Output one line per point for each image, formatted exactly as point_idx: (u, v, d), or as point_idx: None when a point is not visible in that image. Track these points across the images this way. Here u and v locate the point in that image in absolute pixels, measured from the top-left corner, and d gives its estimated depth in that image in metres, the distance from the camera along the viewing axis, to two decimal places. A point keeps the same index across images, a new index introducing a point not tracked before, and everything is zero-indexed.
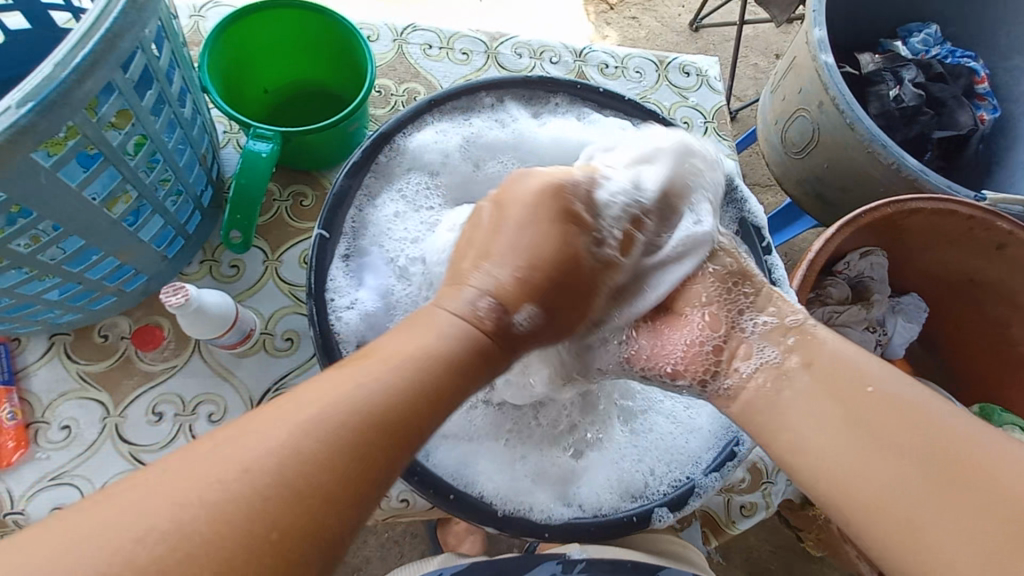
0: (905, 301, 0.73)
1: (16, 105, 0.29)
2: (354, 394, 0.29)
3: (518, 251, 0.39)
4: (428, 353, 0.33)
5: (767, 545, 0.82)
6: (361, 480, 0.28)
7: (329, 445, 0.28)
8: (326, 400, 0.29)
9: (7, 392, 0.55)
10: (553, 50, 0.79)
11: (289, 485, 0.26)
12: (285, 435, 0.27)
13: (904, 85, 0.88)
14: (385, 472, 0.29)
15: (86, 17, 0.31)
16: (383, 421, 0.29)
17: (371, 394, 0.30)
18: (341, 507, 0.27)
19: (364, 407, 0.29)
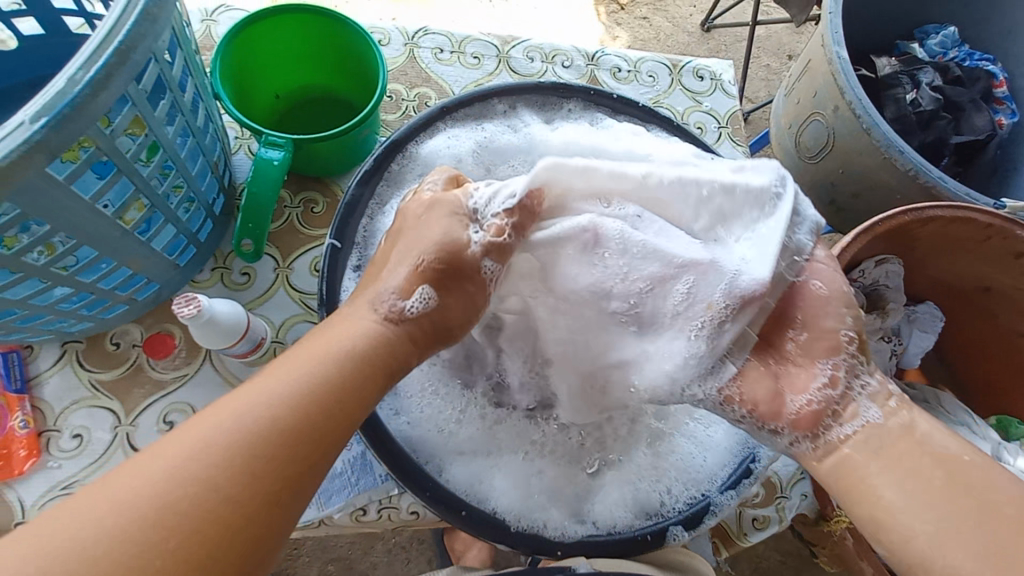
0: (921, 310, 0.72)
1: (30, 120, 0.29)
2: (260, 406, 0.32)
3: (402, 261, 0.41)
4: (336, 356, 0.36)
5: (777, 555, 0.81)
6: (292, 474, 0.32)
7: (256, 450, 0.31)
8: (246, 413, 0.32)
9: (19, 401, 0.55)
10: (565, 54, 0.78)
11: (224, 489, 0.29)
12: (214, 449, 0.30)
13: (921, 89, 0.86)
14: (312, 465, 0.33)
15: (99, 30, 0.31)
16: (294, 426, 0.33)
17: (289, 400, 0.33)
18: (278, 502, 0.31)
19: (282, 413, 0.33)
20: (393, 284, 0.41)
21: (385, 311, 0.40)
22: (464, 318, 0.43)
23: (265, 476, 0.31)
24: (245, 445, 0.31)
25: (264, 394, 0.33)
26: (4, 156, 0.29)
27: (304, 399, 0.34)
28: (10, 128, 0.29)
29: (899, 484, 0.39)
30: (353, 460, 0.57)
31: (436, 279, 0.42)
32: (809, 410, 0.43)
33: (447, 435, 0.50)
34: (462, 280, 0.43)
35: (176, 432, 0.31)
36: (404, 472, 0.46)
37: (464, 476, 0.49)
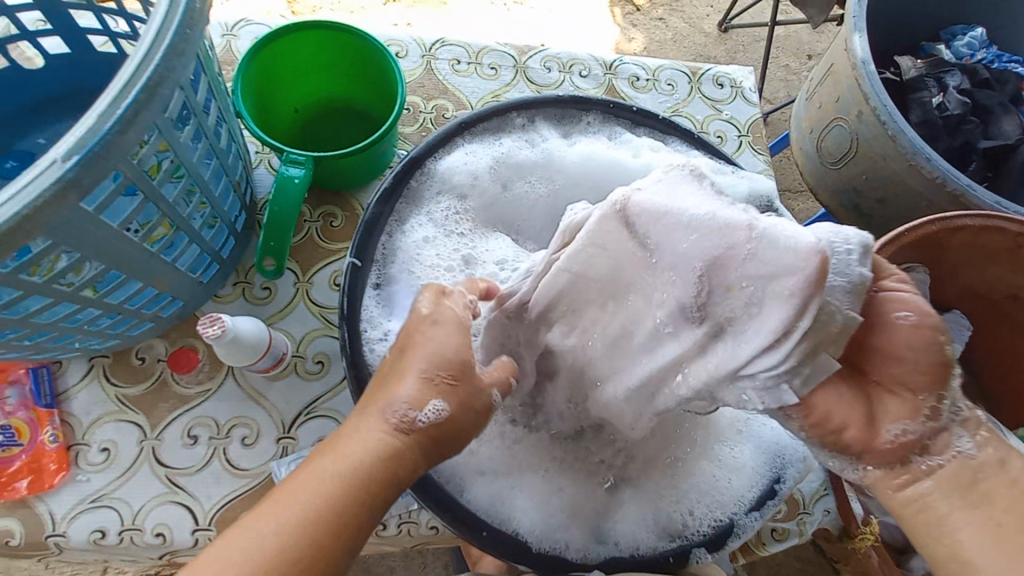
0: (949, 319, 0.69)
1: (63, 158, 0.30)
2: (272, 546, 0.32)
3: (426, 370, 0.39)
4: (353, 476, 0.35)
5: (797, 563, 0.79)
6: None
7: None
8: (265, 540, 0.32)
9: (48, 415, 0.56)
10: (583, 63, 0.78)
11: None
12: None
13: (948, 92, 0.84)
14: None
15: (129, 67, 0.31)
16: (303, 568, 0.32)
17: (305, 526, 0.33)
18: None
19: (297, 542, 0.32)
20: (405, 395, 0.38)
21: (395, 422, 0.38)
22: (475, 423, 0.41)
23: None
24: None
25: (277, 529, 0.33)
26: (38, 194, 0.29)
27: (312, 538, 0.33)
28: (43, 166, 0.30)
29: (950, 519, 0.38)
30: None
31: (447, 391, 0.39)
32: (904, 440, 0.40)
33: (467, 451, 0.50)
34: (475, 395, 0.41)
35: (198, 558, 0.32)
36: (425, 492, 0.46)
37: (485, 494, 0.49)
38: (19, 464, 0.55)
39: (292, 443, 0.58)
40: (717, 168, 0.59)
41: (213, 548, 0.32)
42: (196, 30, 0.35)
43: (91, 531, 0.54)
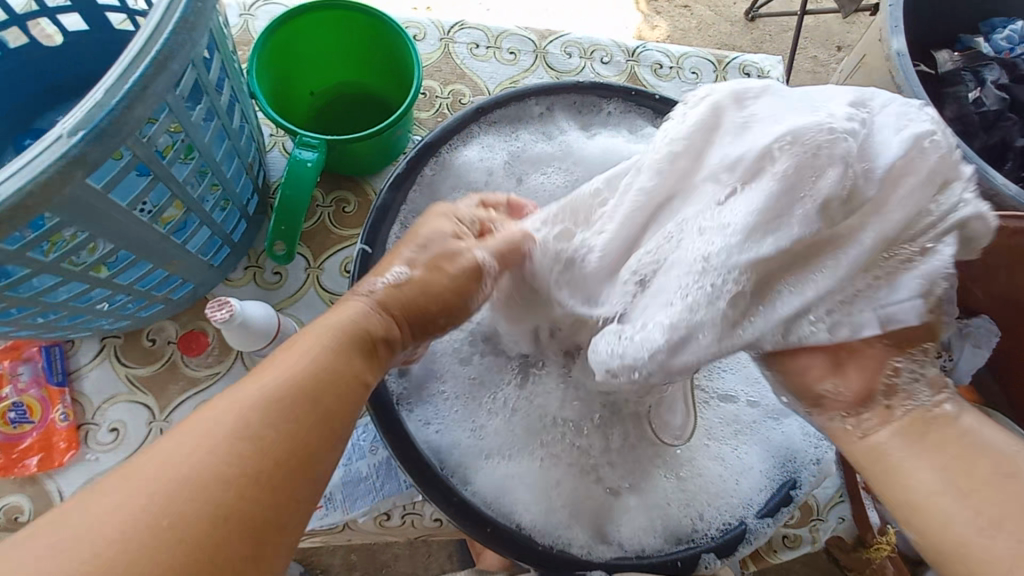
0: (977, 325, 0.66)
1: (67, 134, 0.29)
2: (254, 395, 0.31)
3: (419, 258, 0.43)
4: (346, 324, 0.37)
5: (801, 566, 0.76)
6: (294, 435, 0.31)
7: (259, 425, 0.31)
8: (257, 394, 0.32)
9: (59, 394, 0.57)
10: (605, 49, 0.75)
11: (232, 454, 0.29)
12: (221, 427, 0.30)
13: (986, 87, 0.80)
14: (319, 436, 0.32)
15: (137, 40, 0.30)
16: (289, 416, 0.32)
17: (301, 373, 0.34)
18: (277, 475, 0.30)
19: (289, 389, 0.33)
20: (383, 276, 0.42)
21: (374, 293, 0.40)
22: (453, 293, 0.43)
23: (270, 465, 0.30)
24: (240, 436, 0.30)
25: (257, 385, 0.32)
26: (42, 171, 0.28)
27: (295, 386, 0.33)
28: (51, 139, 0.29)
29: None
30: (378, 466, 0.56)
31: (422, 267, 0.42)
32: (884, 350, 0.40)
33: (475, 439, 0.50)
34: (453, 258, 0.43)
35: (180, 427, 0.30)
36: (427, 484, 0.46)
37: (490, 488, 0.48)
38: (30, 441, 0.55)
39: None
40: None
41: (190, 416, 0.31)
42: (206, 5, 0.34)
43: None
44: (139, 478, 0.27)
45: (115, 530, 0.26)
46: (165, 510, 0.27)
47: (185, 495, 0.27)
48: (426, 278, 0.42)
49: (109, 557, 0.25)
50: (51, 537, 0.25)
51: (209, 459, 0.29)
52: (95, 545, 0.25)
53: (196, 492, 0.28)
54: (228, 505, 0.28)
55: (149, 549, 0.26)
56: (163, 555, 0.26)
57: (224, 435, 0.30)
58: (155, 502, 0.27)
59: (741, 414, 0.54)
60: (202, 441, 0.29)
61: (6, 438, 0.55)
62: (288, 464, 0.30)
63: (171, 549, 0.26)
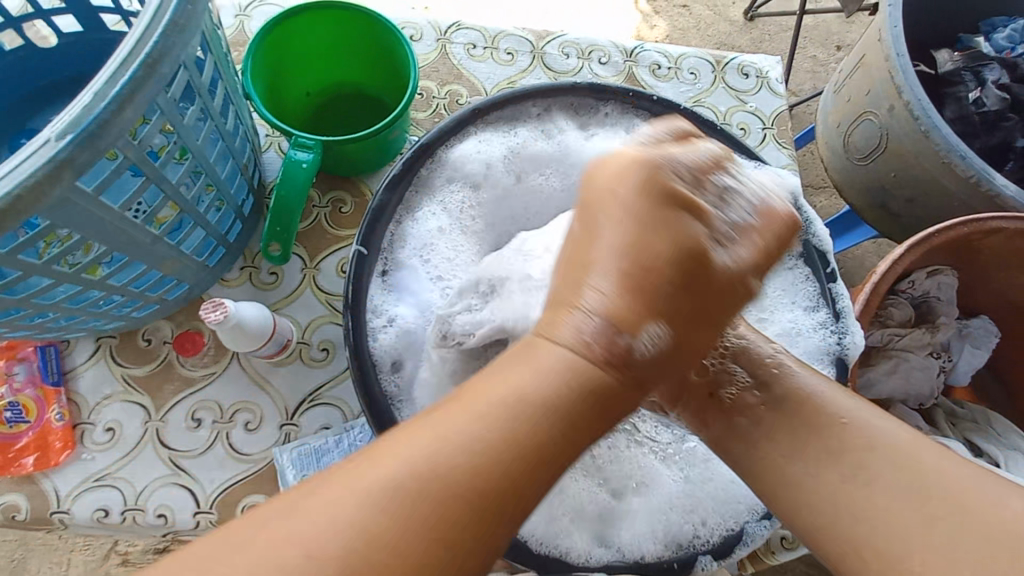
0: (974, 325, 0.65)
1: (56, 137, 0.29)
2: (460, 442, 0.29)
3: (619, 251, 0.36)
4: (595, 356, 0.33)
5: (802, 564, 0.76)
6: (492, 499, 0.29)
7: (469, 483, 0.29)
8: (447, 437, 0.30)
9: (55, 394, 0.57)
10: (602, 49, 0.75)
11: (440, 508, 0.28)
12: (406, 470, 0.28)
13: (986, 87, 0.79)
14: (507, 504, 0.29)
15: (126, 43, 0.30)
16: (511, 463, 0.30)
17: (530, 402, 0.31)
18: (486, 525, 0.28)
19: (503, 436, 0.30)
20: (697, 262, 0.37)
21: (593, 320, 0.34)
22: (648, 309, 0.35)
23: (459, 514, 0.28)
24: (436, 484, 0.28)
25: (463, 432, 0.30)
26: (30, 175, 0.28)
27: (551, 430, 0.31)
28: (38, 143, 0.29)
29: None
30: None
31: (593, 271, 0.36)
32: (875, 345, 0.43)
33: None
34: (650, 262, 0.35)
35: (370, 460, 0.30)
36: None
37: None
38: (26, 441, 0.55)
39: (294, 429, 0.58)
40: (740, 165, 0.57)
41: (402, 435, 0.31)
42: (197, 7, 0.34)
43: (95, 510, 0.54)
44: (334, 515, 0.27)
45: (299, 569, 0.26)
46: (352, 558, 0.26)
47: (375, 538, 0.27)
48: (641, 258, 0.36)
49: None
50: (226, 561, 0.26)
51: (398, 502, 0.28)
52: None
53: (383, 541, 0.27)
54: (415, 552, 0.27)
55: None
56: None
57: (416, 477, 0.28)
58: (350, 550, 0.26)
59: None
60: (411, 483, 0.28)
61: (3, 438, 0.55)
62: (477, 512, 0.28)
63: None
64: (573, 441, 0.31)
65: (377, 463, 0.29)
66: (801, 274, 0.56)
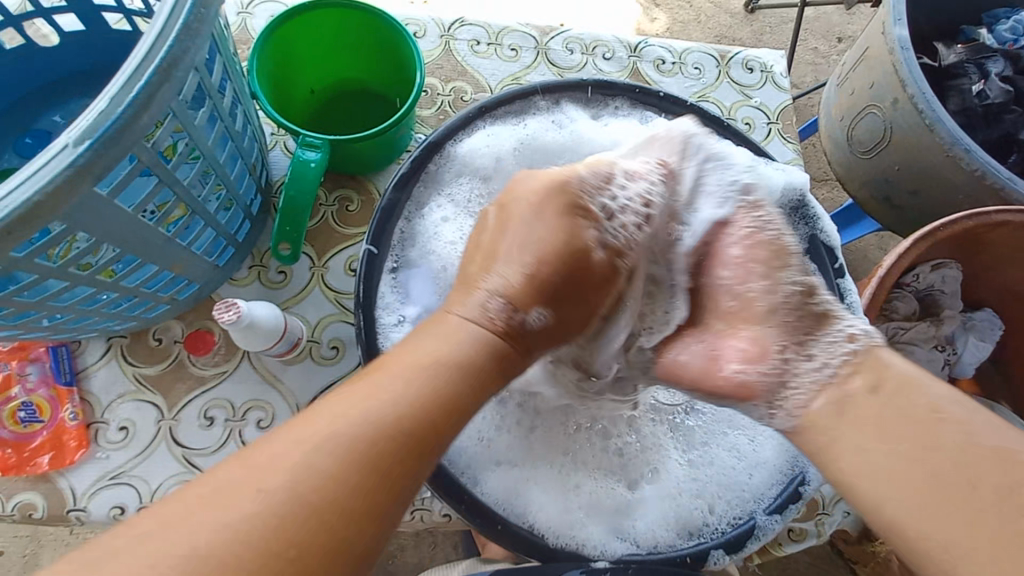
0: (979, 318, 0.66)
1: (74, 143, 0.29)
2: (371, 399, 0.33)
3: (522, 247, 0.44)
4: (452, 353, 0.38)
5: (806, 557, 0.76)
6: (380, 485, 0.31)
7: (347, 464, 0.30)
8: (341, 417, 0.32)
9: (68, 393, 0.57)
10: (606, 45, 0.75)
11: (311, 490, 0.29)
12: (302, 452, 0.30)
13: (990, 80, 0.80)
14: (400, 488, 0.32)
15: (142, 47, 0.30)
16: (428, 411, 0.34)
17: (416, 393, 0.35)
18: (363, 519, 0.30)
19: (383, 418, 0.33)
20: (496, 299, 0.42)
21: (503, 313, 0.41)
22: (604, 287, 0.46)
23: (386, 463, 0.31)
24: (362, 439, 0.31)
25: (394, 405, 0.33)
26: (50, 180, 0.28)
27: (453, 388, 0.36)
28: (56, 150, 0.29)
29: None
30: None
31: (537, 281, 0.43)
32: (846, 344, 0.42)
33: (481, 447, 0.50)
34: (590, 270, 0.44)
35: (271, 439, 0.31)
36: (438, 479, 0.46)
37: (499, 489, 0.48)
38: (41, 439, 0.56)
39: None
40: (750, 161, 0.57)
41: (324, 404, 0.34)
42: (209, 10, 0.34)
43: (111, 508, 0.55)
44: (266, 469, 0.30)
45: (238, 521, 0.28)
46: (286, 507, 0.28)
47: (316, 477, 0.30)
48: (581, 277, 0.44)
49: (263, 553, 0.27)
50: (171, 533, 0.27)
51: (332, 455, 0.30)
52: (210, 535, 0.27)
53: (321, 492, 0.29)
54: (350, 494, 0.30)
55: (284, 544, 0.28)
56: (293, 550, 0.27)
57: (341, 436, 0.31)
58: (284, 496, 0.29)
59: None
60: (330, 438, 0.31)
61: (16, 436, 0.56)
62: (407, 456, 0.32)
63: (299, 530, 0.28)
64: (474, 392, 0.37)
65: (297, 430, 0.32)
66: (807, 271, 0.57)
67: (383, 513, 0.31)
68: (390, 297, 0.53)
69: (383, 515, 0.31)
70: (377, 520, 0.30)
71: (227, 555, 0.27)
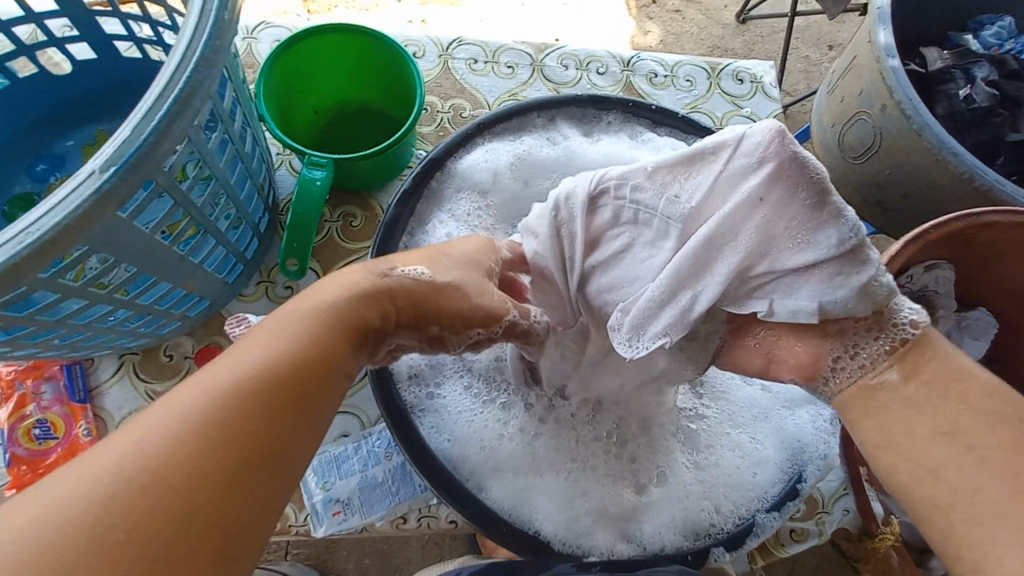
0: (972, 316, 0.67)
1: (100, 170, 0.31)
2: (222, 377, 0.31)
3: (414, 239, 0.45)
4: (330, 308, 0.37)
5: (812, 561, 0.74)
6: (241, 456, 0.29)
7: (198, 441, 0.28)
8: (196, 395, 0.29)
9: (82, 410, 0.59)
10: (600, 60, 0.77)
11: (156, 470, 0.26)
12: (141, 442, 0.27)
13: (976, 84, 0.81)
14: (264, 457, 0.29)
15: (162, 81, 0.32)
16: (293, 372, 0.32)
17: (279, 357, 0.33)
18: (221, 495, 0.27)
19: (242, 390, 0.30)
20: (375, 264, 0.41)
21: (382, 273, 0.40)
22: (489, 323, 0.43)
23: (250, 440, 0.29)
24: (215, 417, 0.29)
25: (247, 379, 0.31)
26: (78, 205, 0.30)
27: (311, 353, 0.34)
28: (83, 176, 0.31)
29: None
30: (392, 471, 0.58)
31: (434, 262, 0.43)
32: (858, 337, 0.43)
33: (483, 453, 0.51)
34: (474, 267, 0.44)
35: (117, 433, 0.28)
36: (440, 483, 0.47)
37: (504, 497, 0.49)
38: (55, 457, 0.57)
39: None
40: None
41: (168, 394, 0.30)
42: (225, 41, 0.36)
43: None
44: (103, 463, 0.26)
45: (73, 514, 0.24)
46: (136, 486, 0.26)
47: (163, 457, 0.27)
48: (448, 289, 0.41)
49: (114, 545, 0.24)
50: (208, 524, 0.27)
51: (187, 438, 0.28)
52: (49, 530, 0.24)
53: (173, 478, 0.27)
54: (212, 474, 0.27)
55: (137, 531, 0.25)
56: (152, 531, 0.25)
57: (194, 418, 0.28)
58: (128, 487, 0.26)
59: (758, 401, 0.55)
60: (177, 424, 0.28)
61: (31, 454, 0.57)
62: (277, 430, 0.30)
63: (140, 516, 0.25)
64: (343, 350, 0.36)
65: (141, 420, 0.28)
66: None
67: (256, 489, 0.29)
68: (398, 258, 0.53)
69: (255, 496, 0.29)
70: (245, 499, 0.28)
71: (63, 553, 0.24)
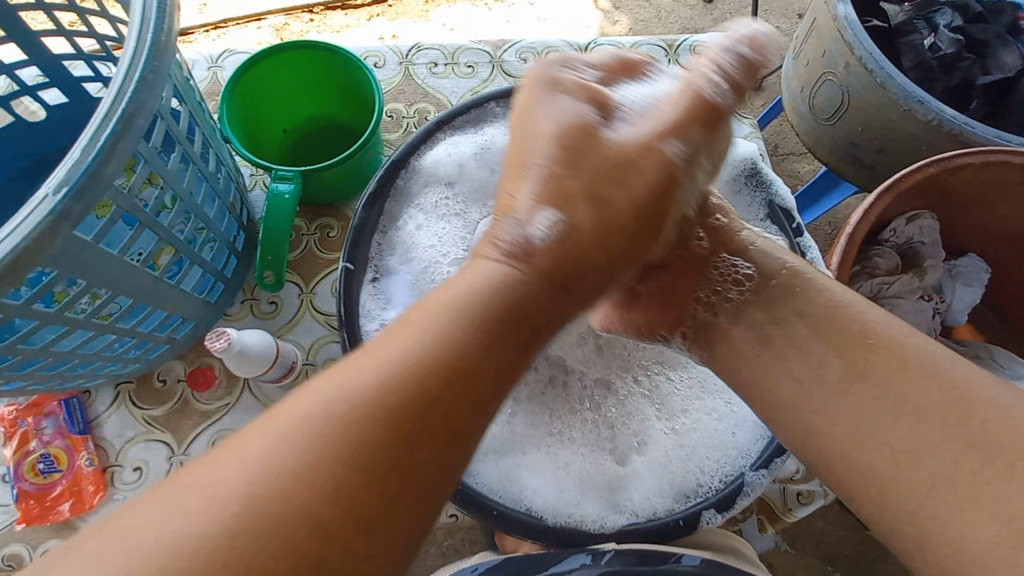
0: (963, 263, 0.65)
1: (52, 192, 0.32)
2: (366, 382, 0.29)
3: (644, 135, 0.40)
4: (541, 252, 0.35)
5: (839, 529, 0.72)
6: (378, 484, 0.27)
7: None
8: (319, 416, 0.28)
9: (83, 441, 0.60)
10: (558, 50, 0.78)
11: None
12: None
13: (939, 33, 0.81)
14: (399, 478, 0.28)
15: (103, 105, 0.34)
16: (427, 374, 0.30)
17: (408, 358, 0.31)
18: (355, 518, 0.27)
19: (351, 404, 0.29)
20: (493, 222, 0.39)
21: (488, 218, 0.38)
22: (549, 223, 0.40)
23: (401, 407, 0.29)
24: (358, 436, 0.28)
25: (378, 357, 0.31)
26: (32, 230, 0.31)
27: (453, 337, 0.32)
28: (37, 202, 0.32)
29: None
30: None
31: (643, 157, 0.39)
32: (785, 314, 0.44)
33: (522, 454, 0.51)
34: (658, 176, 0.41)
35: None
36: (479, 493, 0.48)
37: (494, 479, 0.50)
38: (61, 489, 0.58)
39: None
40: None
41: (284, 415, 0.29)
42: (164, 63, 0.37)
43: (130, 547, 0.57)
44: None
45: None
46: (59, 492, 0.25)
47: None
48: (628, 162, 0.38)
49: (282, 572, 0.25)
50: (320, 528, 0.26)
51: (338, 472, 0.27)
52: None
53: (321, 498, 0.26)
54: (354, 499, 0.27)
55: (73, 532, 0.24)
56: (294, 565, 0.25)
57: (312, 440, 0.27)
58: None
59: None
60: (326, 408, 0.28)
61: (38, 488, 0.58)
62: (421, 445, 0.29)
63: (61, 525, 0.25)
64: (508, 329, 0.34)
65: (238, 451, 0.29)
66: (771, 233, 0.58)
67: (405, 497, 0.28)
68: (368, 283, 0.56)
69: (403, 513, 0.28)
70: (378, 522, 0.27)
71: None
